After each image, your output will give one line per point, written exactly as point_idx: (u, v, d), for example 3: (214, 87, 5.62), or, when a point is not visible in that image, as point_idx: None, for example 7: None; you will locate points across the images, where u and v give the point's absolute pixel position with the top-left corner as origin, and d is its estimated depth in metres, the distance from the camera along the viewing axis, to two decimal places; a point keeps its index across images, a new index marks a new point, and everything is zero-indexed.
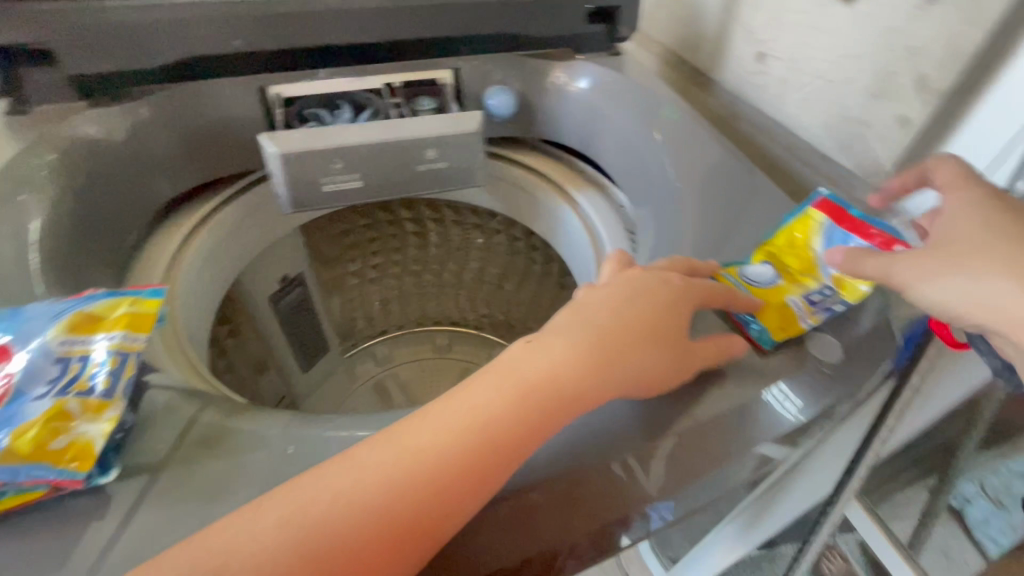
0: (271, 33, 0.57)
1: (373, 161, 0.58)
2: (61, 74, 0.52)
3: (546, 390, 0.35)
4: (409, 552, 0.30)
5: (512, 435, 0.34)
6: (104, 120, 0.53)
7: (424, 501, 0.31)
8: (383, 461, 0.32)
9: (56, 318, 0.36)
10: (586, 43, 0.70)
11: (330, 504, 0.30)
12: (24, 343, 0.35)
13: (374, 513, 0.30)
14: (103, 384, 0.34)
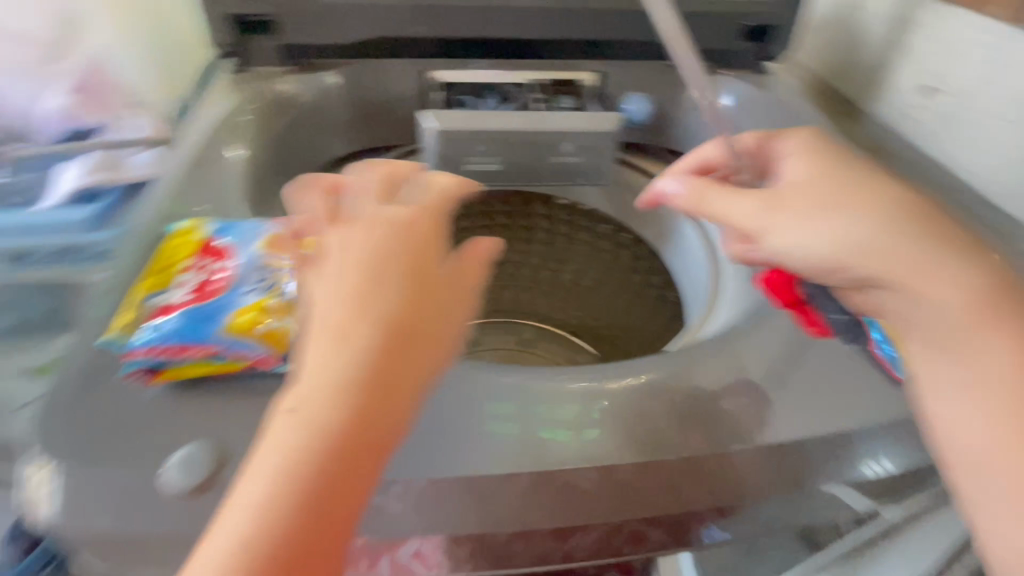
0: (447, 23, 0.63)
1: (514, 148, 0.62)
2: (275, 43, 0.61)
3: (350, 392, 0.30)
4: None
5: (357, 450, 0.29)
6: (299, 83, 0.62)
7: (328, 500, 0.28)
8: (317, 422, 0.29)
9: (264, 234, 0.45)
10: (734, 59, 0.70)
11: (290, 480, 0.28)
12: (241, 249, 0.44)
13: (303, 495, 0.28)
14: (295, 289, 0.41)
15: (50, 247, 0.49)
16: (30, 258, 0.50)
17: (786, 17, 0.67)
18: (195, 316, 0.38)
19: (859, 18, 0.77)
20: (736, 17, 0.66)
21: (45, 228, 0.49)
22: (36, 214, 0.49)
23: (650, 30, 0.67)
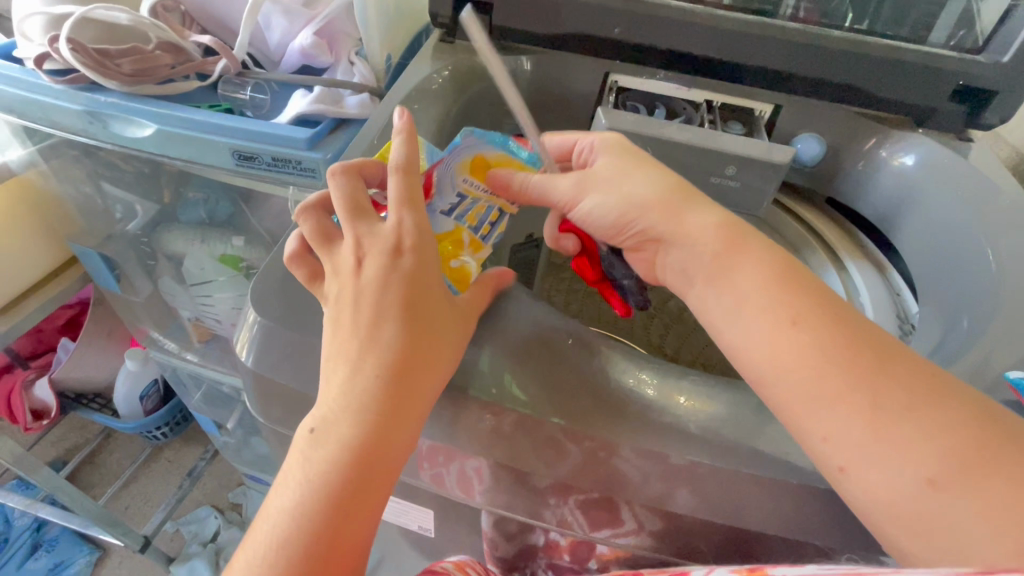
0: (644, 29, 0.62)
1: (675, 161, 0.63)
2: (484, 22, 0.66)
3: (381, 416, 0.41)
4: (354, 524, 0.40)
5: (382, 441, 0.41)
6: (493, 61, 0.67)
7: (362, 484, 0.41)
8: (326, 427, 0.41)
9: (465, 153, 0.51)
10: (937, 120, 0.65)
11: (323, 466, 0.40)
12: (443, 166, 0.50)
13: (339, 478, 0.40)
14: (484, 232, 0.53)
15: (271, 157, 0.58)
16: (253, 161, 0.58)
17: (1014, 87, 0.60)
18: None
19: None
20: (955, 76, 0.61)
21: (273, 139, 0.57)
22: (269, 127, 0.57)
23: (855, 72, 0.62)
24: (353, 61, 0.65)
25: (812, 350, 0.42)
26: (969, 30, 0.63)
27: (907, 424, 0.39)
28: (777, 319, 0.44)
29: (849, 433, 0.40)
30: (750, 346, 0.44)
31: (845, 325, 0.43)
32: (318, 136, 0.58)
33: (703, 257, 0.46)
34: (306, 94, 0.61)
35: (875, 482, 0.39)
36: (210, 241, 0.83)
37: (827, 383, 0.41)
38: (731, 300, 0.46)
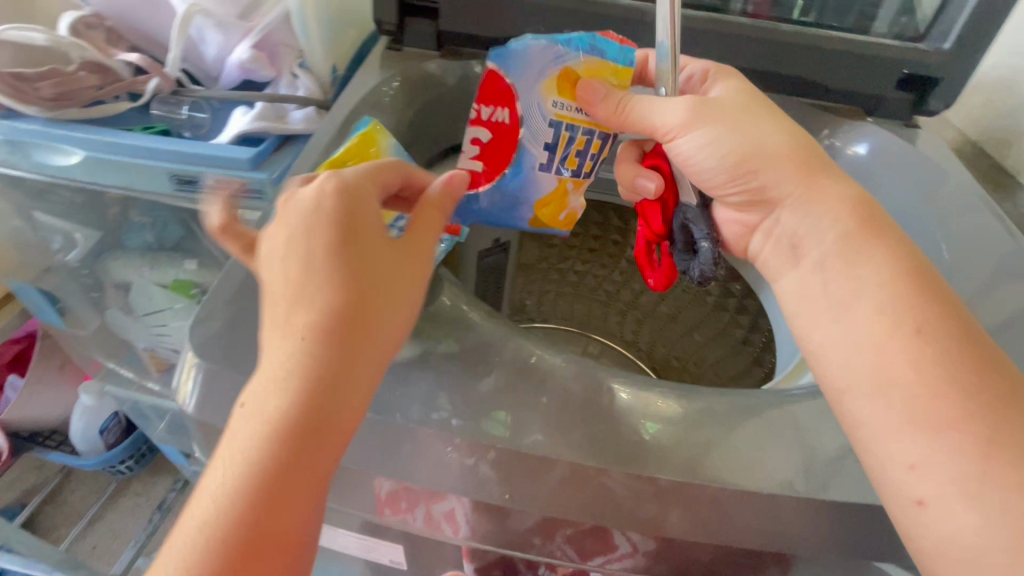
0: (595, 29, 0.62)
1: None
2: (433, 29, 0.64)
3: (303, 380, 0.36)
4: (283, 511, 0.35)
5: (310, 410, 0.36)
6: (444, 68, 0.65)
7: (284, 462, 0.35)
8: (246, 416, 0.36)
9: (548, 75, 0.50)
10: (885, 109, 0.66)
11: (242, 459, 0.35)
12: (524, 94, 0.51)
13: (258, 460, 0.35)
14: (587, 168, 0.54)
15: (211, 177, 0.55)
16: (193, 185, 0.56)
17: (955, 73, 0.62)
18: (505, 202, 0.55)
19: None
20: (898, 66, 0.62)
21: (212, 160, 0.54)
22: (208, 147, 0.54)
23: (805, 65, 0.63)
24: (295, 73, 0.62)
25: (930, 373, 0.39)
26: (911, 17, 0.64)
27: (1000, 462, 0.36)
28: (908, 341, 0.40)
29: (935, 462, 0.38)
30: (858, 362, 0.42)
31: (972, 359, 0.39)
32: (261, 155, 0.55)
33: (826, 235, 0.46)
34: (246, 111, 0.58)
35: (962, 523, 0.36)
36: (160, 266, 0.79)
37: (942, 411, 0.38)
38: (839, 303, 0.44)
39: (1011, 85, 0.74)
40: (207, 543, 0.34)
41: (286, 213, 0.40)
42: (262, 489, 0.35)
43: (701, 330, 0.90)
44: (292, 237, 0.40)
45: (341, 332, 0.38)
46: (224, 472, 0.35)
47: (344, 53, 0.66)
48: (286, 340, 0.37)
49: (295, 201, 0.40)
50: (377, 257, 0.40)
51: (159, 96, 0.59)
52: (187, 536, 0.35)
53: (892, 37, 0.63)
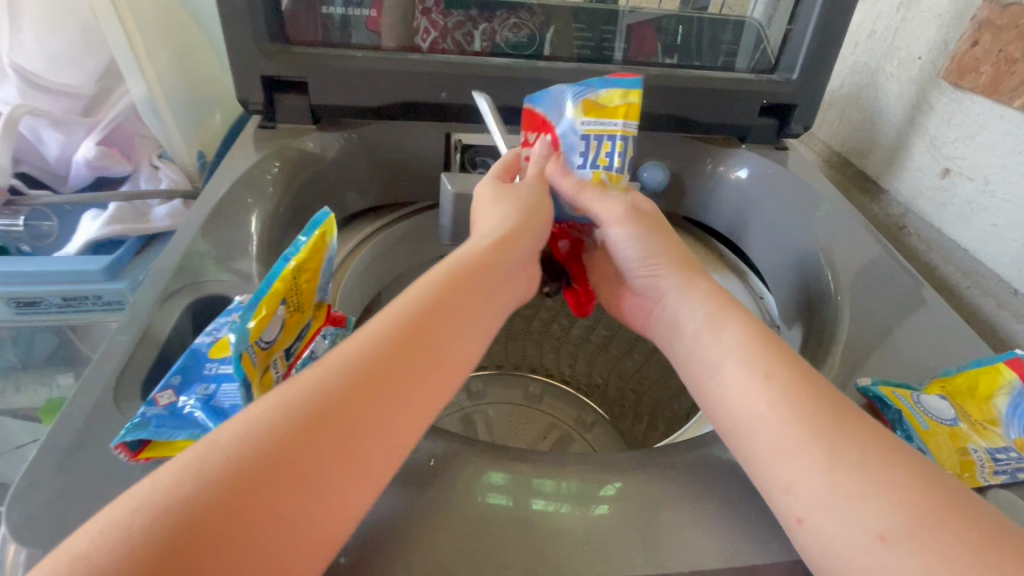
0: (471, 90, 0.62)
1: None
2: (303, 102, 0.61)
3: (395, 355, 0.35)
4: (298, 488, 0.28)
5: (382, 384, 0.34)
6: (323, 141, 0.63)
7: (336, 431, 0.31)
8: (250, 418, 0.30)
9: (577, 100, 0.51)
10: (755, 135, 0.71)
11: (218, 460, 0.28)
12: (561, 114, 0.52)
13: (297, 423, 0.30)
14: (618, 164, 0.51)
15: (61, 295, 0.48)
16: (37, 306, 0.49)
17: (807, 96, 0.67)
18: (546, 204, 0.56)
19: (875, 101, 0.79)
20: (759, 96, 0.66)
21: (56, 276, 0.48)
22: (51, 262, 0.48)
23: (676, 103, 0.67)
24: (156, 165, 0.58)
25: (778, 398, 0.37)
26: (765, 48, 0.67)
27: (850, 467, 0.32)
28: (755, 375, 0.39)
29: (796, 484, 0.33)
30: (727, 400, 0.39)
31: (814, 387, 0.37)
32: (119, 262, 0.50)
33: (694, 299, 0.46)
34: (97, 214, 0.53)
35: (829, 536, 0.31)
36: (28, 389, 0.70)
37: (792, 430, 0.35)
38: (704, 347, 0.43)
39: (857, 102, 0.82)
40: (198, 488, 0.27)
41: (523, 199, 0.50)
42: (208, 511, 0.26)
43: (636, 351, 0.91)
44: (511, 231, 0.47)
45: (401, 387, 0.34)
46: (182, 464, 0.28)
47: (211, 137, 0.64)
48: (348, 363, 0.34)
49: (520, 191, 0.50)
50: (451, 333, 0.39)
51: None
52: (178, 475, 0.27)
53: (748, 70, 0.68)
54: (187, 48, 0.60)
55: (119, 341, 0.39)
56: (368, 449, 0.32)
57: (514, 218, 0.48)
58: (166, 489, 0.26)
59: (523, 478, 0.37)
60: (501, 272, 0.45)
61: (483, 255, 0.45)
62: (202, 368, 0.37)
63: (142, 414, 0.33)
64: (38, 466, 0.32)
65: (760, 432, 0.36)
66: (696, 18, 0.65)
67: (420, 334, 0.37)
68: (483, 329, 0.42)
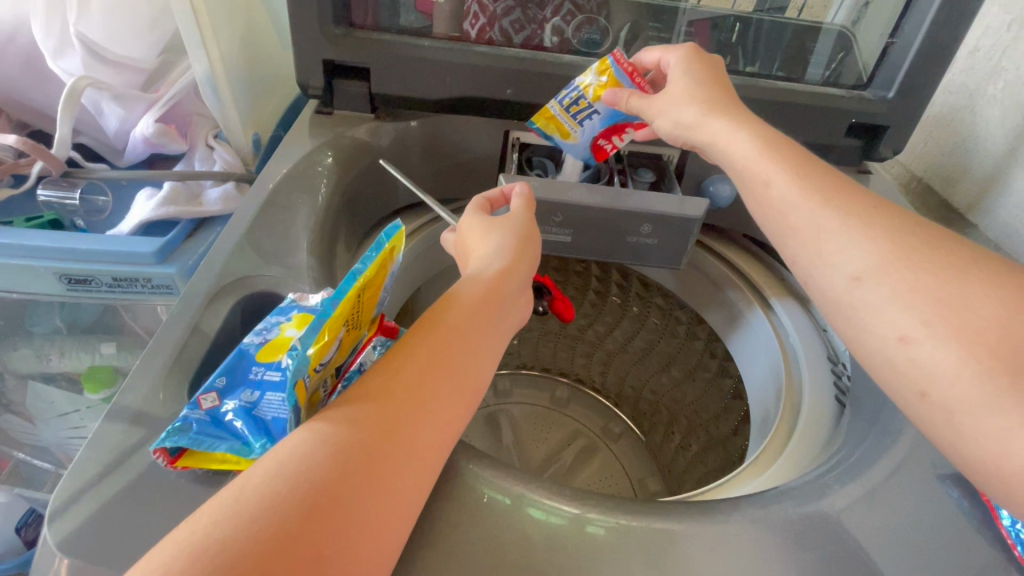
0: (538, 87, 0.58)
1: (590, 221, 0.59)
2: (363, 89, 0.59)
3: (418, 385, 0.34)
4: (336, 533, 0.27)
5: (409, 416, 0.32)
6: (380, 131, 0.60)
7: (364, 469, 0.29)
8: (282, 456, 0.29)
9: (557, 136, 0.57)
10: (837, 156, 0.66)
11: (256, 500, 0.27)
12: (590, 129, 0.57)
13: (325, 465, 0.29)
14: (568, 97, 0.55)
15: (115, 273, 0.48)
16: (88, 284, 0.49)
17: (902, 118, 0.61)
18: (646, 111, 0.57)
19: (969, 126, 0.72)
20: (848, 115, 0.61)
21: (107, 256, 0.48)
22: (104, 241, 0.48)
23: (755, 117, 0.62)
24: (211, 145, 0.57)
25: (913, 254, 0.37)
26: (850, 56, 0.63)
27: (986, 303, 0.34)
28: (890, 236, 0.38)
29: (917, 319, 0.35)
30: (854, 258, 0.39)
31: (948, 246, 0.37)
32: (170, 245, 0.49)
33: (779, 161, 0.45)
34: (152, 194, 0.52)
35: (944, 360, 0.33)
36: (72, 353, 0.68)
37: (928, 279, 0.36)
38: (824, 208, 0.41)
39: (946, 125, 0.76)
40: (229, 542, 0.25)
41: (517, 228, 0.49)
42: (251, 558, 0.25)
43: (676, 366, 0.85)
44: (510, 260, 0.46)
45: (431, 415, 0.33)
46: (220, 505, 0.27)
47: (266, 119, 0.63)
48: (377, 397, 0.32)
49: (512, 221, 0.49)
50: (470, 357, 0.37)
51: (48, 178, 0.52)
52: (207, 527, 0.26)
53: (832, 84, 0.63)
54: (251, 27, 0.58)
55: (170, 334, 0.38)
56: (400, 485, 0.30)
57: (510, 247, 0.47)
58: (199, 544, 0.25)
59: (524, 497, 0.36)
60: (510, 297, 0.44)
61: (490, 281, 0.43)
62: (247, 371, 0.34)
63: (185, 417, 0.31)
64: (83, 465, 0.31)
65: (887, 291, 0.36)
66: (758, 20, 0.62)
67: (444, 361, 0.36)
68: (498, 345, 0.41)
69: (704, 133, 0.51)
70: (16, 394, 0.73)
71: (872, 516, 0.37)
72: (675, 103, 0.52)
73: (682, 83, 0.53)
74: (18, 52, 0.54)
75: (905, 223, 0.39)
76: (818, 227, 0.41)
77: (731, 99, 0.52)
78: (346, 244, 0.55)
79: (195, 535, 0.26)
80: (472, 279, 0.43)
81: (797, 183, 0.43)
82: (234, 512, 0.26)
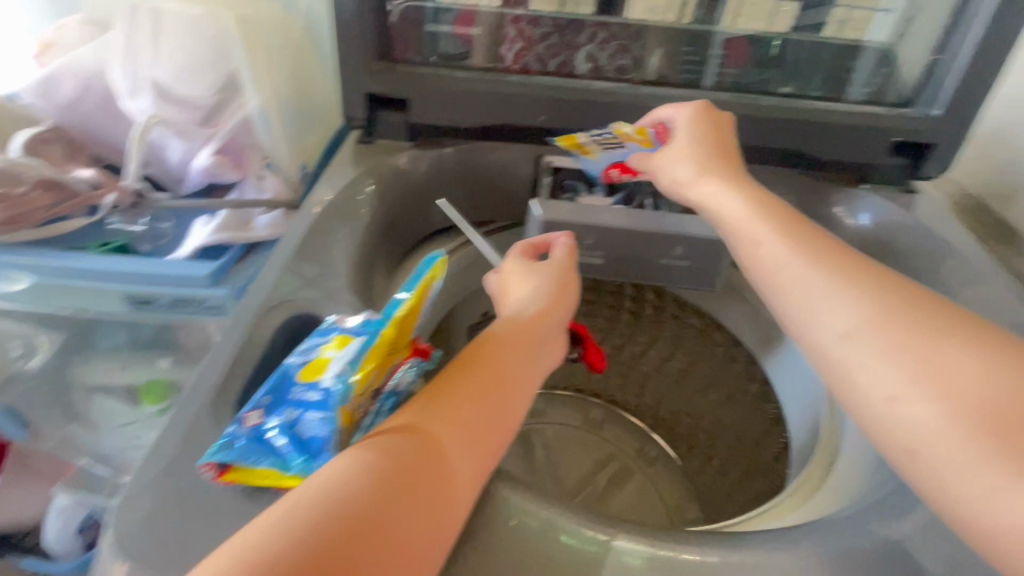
0: (569, 114, 0.60)
1: (621, 244, 0.59)
2: (402, 119, 0.62)
3: (455, 420, 0.35)
4: (370, 559, 0.28)
5: (443, 449, 0.33)
6: (417, 158, 0.63)
7: (401, 498, 0.30)
8: (327, 477, 0.30)
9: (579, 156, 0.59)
10: (880, 176, 0.64)
11: (297, 521, 0.28)
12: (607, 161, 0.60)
13: (363, 491, 0.30)
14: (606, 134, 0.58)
15: (175, 295, 0.52)
16: (149, 304, 0.53)
17: (949, 135, 0.59)
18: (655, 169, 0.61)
19: None
20: (890, 133, 0.60)
21: (168, 280, 0.52)
22: (165, 265, 0.52)
23: (792, 138, 0.61)
24: (261, 174, 0.60)
25: (895, 315, 0.37)
26: (891, 74, 0.62)
27: (967, 364, 0.34)
28: (871, 298, 0.38)
29: (902, 376, 0.35)
30: (839, 316, 0.39)
31: (927, 306, 0.37)
32: (222, 269, 0.52)
33: (764, 223, 0.46)
34: (208, 221, 0.56)
35: (930, 419, 0.33)
36: (132, 368, 0.73)
37: (906, 339, 0.36)
38: (809, 273, 0.41)
39: (1004, 141, 0.72)
40: (267, 560, 0.26)
41: (556, 275, 0.50)
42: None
43: (715, 389, 0.83)
44: (548, 301, 0.47)
45: (467, 452, 0.34)
46: (265, 523, 0.28)
47: (312, 149, 0.66)
48: (418, 429, 0.34)
49: (551, 267, 0.50)
50: (505, 394, 0.38)
51: (119, 208, 0.57)
52: (249, 543, 0.27)
53: (872, 103, 0.61)
54: (300, 63, 0.63)
55: (219, 355, 0.41)
56: (435, 515, 0.31)
57: (547, 291, 0.48)
58: (240, 560, 0.26)
59: (555, 522, 0.35)
60: (545, 340, 0.45)
61: (527, 320, 0.45)
62: (288, 391, 0.36)
63: (230, 434, 0.33)
64: (141, 477, 0.33)
65: (870, 359, 0.36)
66: (794, 38, 0.62)
67: (485, 399, 0.37)
68: (531, 381, 0.42)
69: (702, 192, 0.52)
70: (80, 406, 0.78)
71: (918, 559, 0.35)
72: (673, 159, 0.55)
73: (682, 141, 0.54)
74: (96, 94, 0.60)
75: (891, 289, 0.39)
76: (802, 283, 0.41)
77: (731, 160, 0.54)
78: (385, 268, 0.57)
79: (237, 551, 0.27)
80: (510, 319, 0.45)
81: (786, 244, 0.44)
82: (273, 533, 0.27)
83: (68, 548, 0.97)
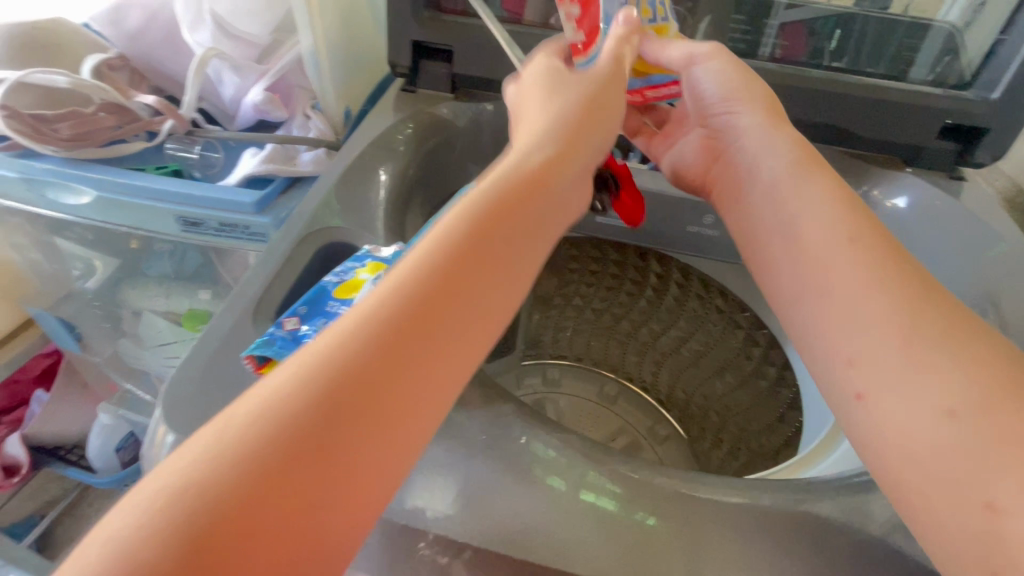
0: None
1: (647, 209, 0.61)
2: (446, 70, 0.63)
3: (437, 299, 0.33)
4: (347, 444, 0.28)
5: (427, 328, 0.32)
6: (457, 109, 0.64)
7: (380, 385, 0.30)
8: (304, 364, 0.29)
9: None
10: (928, 161, 0.62)
11: (273, 411, 0.28)
12: None
13: (343, 377, 0.29)
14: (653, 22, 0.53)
15: (224, 218, 0.55)
16: (198, 227, 0.56)
17: (1005, 121, 0.57)
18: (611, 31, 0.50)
19: None
20: (942, 115, 0.58)
21: (217, 204, 0.55)
22: (214, 190, 0.55)
23: (838, 114, 0.60)
24: (308, 114, 0.63)
25: (915, 325, 0.36)
26: (958, 58, 0.58)
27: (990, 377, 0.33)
28: (897, 303, 0.38)
29: (936, 391, 0.34)
30: (851, 334, 0.39)
31: (942, 308, 0.37)
32: (267, 198, 0.56)
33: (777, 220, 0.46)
34: (255, 153, 0.59)
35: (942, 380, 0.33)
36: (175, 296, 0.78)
37: (930, 354, 0.35)
38: (837, 255, 0.41)
39: None
40: (243, 446, 0.27)
41: (566, 117, 0.43)
42: (268, 466, 0.26)
43: (730, 372, 0.83)
44: (560, 148, 0.41)
45: (456, 338, 0.33)
46: (240, 414, 0.27)
47: (355, 95, 0.68)
48: (404, 303, 0.32)
49: (568, 99, 0.44)
50: (497, 267, 0.36)
51: (175, 136, 0.60)
52: (225, 429, 0.27)
53: (931, 84, 0.59)
54: (352, 9, 0.64)
55: (263, 271, 0.44)
56: (414, 395, 0.31)
57: (558, 130, 0.42)
58: (215, 448, 0.26)
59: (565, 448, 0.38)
60: (557, 188, 0.40)
61: (536, 169, 0.39)
62: (325, 304, 0.39)
63: (270, 333, 0.36)
64: (189, 368, 0.37)
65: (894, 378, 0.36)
66: (861, 19, 0.59)
67: (462, 285, 0.34)
68: (531, 246, 0.38)
69: (735, 126, 0.51)
70: (128, 326, 0.83)
71: None
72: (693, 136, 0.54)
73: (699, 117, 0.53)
74: (160, 26, 0.63)
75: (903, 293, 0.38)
76: (813, 292, 0.42)
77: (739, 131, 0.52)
78: (418, 212, 0.60)
79: (214, 438, 0.27)
80: (518, 166, 0.39)
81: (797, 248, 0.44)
82: (248, 420, 0.27)
83: (109, 462, 1.05)
